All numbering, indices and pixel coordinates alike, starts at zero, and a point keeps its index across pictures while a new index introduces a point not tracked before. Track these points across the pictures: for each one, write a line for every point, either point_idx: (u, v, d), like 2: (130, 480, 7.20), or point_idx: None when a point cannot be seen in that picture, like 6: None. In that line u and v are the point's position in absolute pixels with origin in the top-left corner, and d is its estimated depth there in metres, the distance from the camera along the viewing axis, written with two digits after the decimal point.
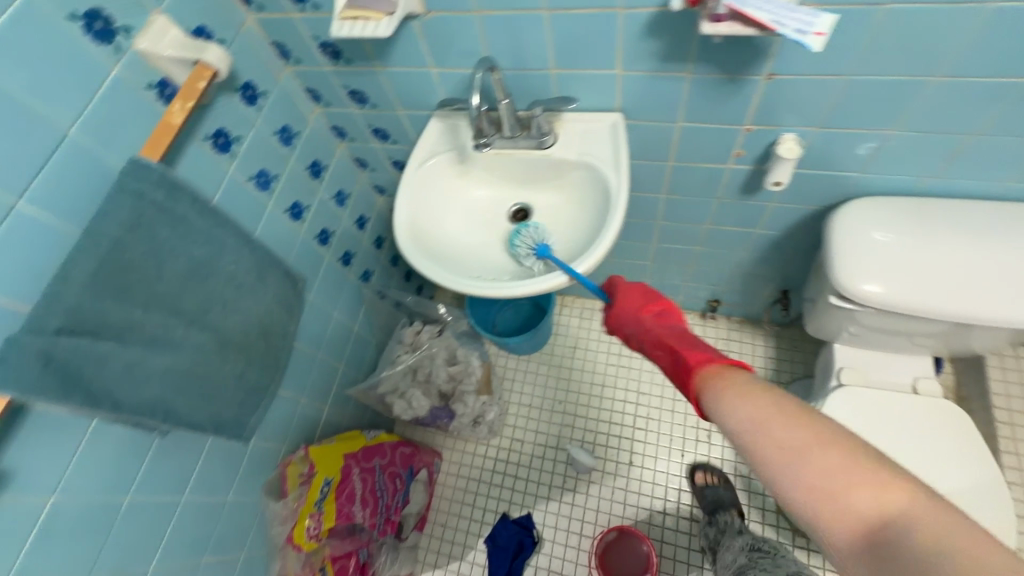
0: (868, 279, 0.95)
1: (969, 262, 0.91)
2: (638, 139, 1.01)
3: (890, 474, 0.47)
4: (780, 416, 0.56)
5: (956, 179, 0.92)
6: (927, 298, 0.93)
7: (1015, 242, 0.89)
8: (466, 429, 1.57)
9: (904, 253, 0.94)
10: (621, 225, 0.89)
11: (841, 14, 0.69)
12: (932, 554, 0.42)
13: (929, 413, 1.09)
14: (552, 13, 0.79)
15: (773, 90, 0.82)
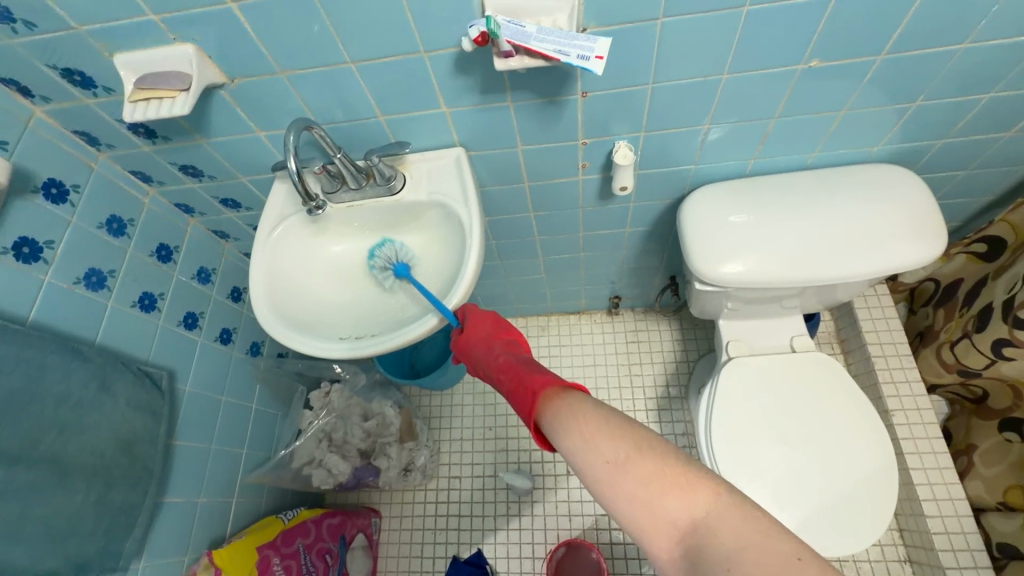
0: (722, 261, 1.01)
1: (802, 229, 1.00)
2: (488, 167, 1.02)
3: (698, 477, 0.50)
4: (604, 430, 0.55)
5: (776, 156, 1.01)
6: (775, 268, 1.00)
7: (833, 204, 0.99)
8: (398, 481, 1.51)
9: (748, 231, 1.01)
10: (481, 258, 0.89)
11: (625, 33, 0.73)
12: (732, 553, 0.45)
13: (809, 368, 1.18)
14: (360, 64, 0.78)
15: (591, 105, 0.86)
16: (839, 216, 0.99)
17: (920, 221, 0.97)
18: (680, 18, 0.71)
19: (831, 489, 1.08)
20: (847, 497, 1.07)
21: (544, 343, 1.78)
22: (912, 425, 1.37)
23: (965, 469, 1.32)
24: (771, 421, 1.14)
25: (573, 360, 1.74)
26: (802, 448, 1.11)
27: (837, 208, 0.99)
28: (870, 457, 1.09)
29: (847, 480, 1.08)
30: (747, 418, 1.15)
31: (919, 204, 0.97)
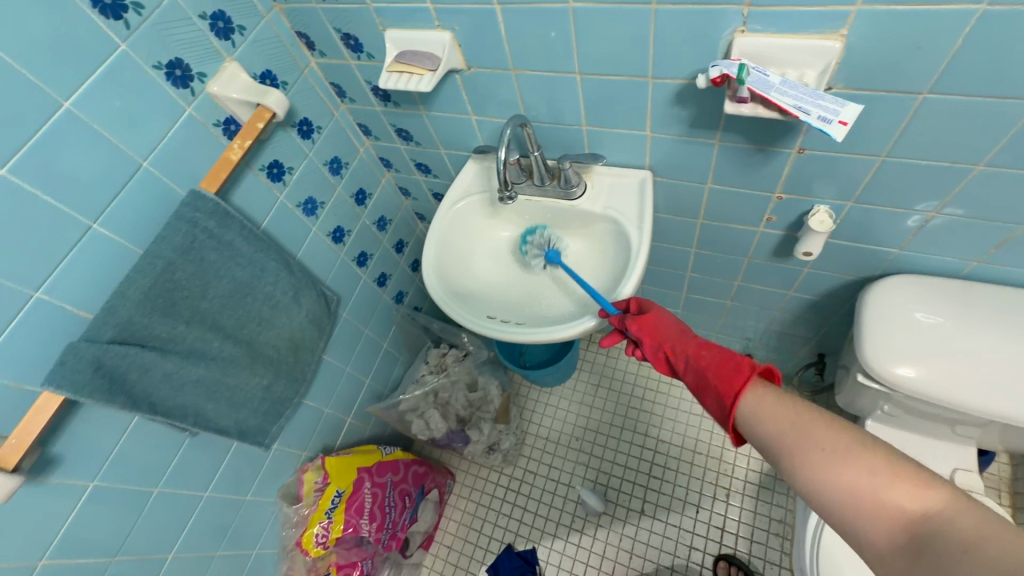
0: (901, 361, 0.90)
1: (1017, 356, 0.85)
2: (667, 195, 1.01)
3: (917, 471, 0.54)
4: (814, 420, 0.61)
5: (1007, 265, 0.87)
6: (966, 389, 0.86)
7: None
8: (480, 456, 1.59)
9: (943, 338, 0.89)
10: (638, 282, 0.90)
11: (875, 99, 0.68)
12: (973, 542, 0.48)
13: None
14: (585, 76, 0.82)
15: (803, 162, 0.81)
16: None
17: None
18: (947, 97, 0.64)
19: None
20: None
21: (654, 376, 1.74)
22: None
23: None
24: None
25: (680, 403, 1.68)
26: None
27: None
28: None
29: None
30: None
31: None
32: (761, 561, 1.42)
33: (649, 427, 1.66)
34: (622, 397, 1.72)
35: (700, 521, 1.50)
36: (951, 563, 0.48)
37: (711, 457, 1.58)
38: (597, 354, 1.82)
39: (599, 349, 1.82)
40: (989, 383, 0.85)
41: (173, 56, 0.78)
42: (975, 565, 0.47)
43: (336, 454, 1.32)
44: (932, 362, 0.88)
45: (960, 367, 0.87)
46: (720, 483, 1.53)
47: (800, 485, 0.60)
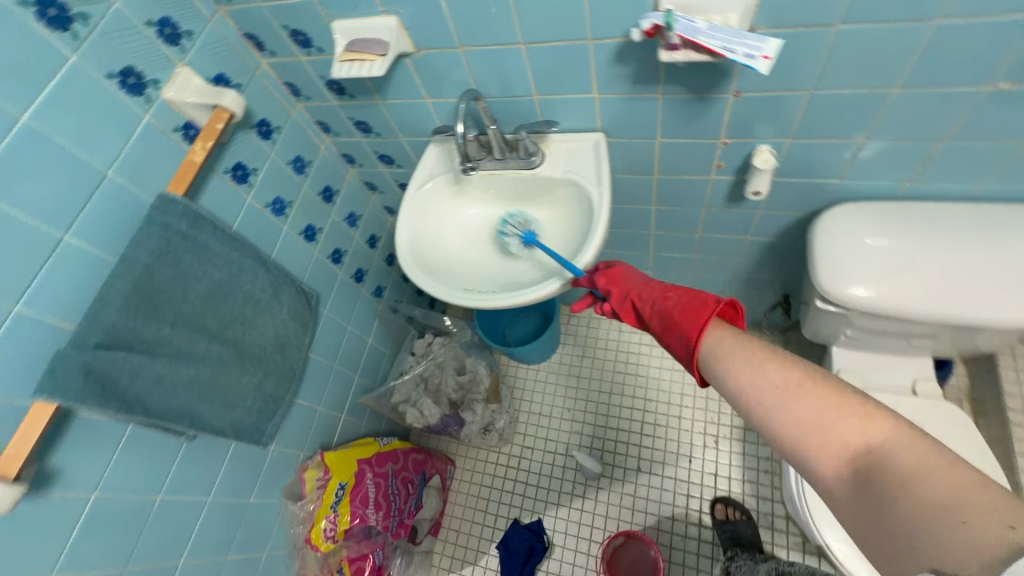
0: (854, 281, 0.96)
1: (952, 263, 0.93)
2: (622, 155, 1.06)
3: (869, 407, 0.60)
4: (774, 366, 0.67)
5: (935, 182, 0.95)
6: (913, 298, 0.94)
7: (997, 242, 0.91)
8: (477, 437, 1.62)
9: (887, 255, 0.96)
10: (604, 237, 0.95)
11: (795, 36, 0.74)
12: (912, 466, 0.53)
13: (929, 416, 1.09)
14: (529, 46, 0.86)
15: (741, 106, 0.87)
16: (1000, 255, 0.90)
17: None
18: (858, 26, 0.71)
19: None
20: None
21: (635, 340, 1.80)
22: None
23: None
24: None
25: (662, 362, 1.74)
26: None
27: (999, 247, 0.91)
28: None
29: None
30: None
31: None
32: (755, 498, 1.49)
33: (635, 388, 1.72)
34: (607, 364, 1.78)
35: (694, 469, 1.57)
36: (886, 486, 0.54)
37: (697, 409, 1.64)
38: (578, 326, 1.87)
39: (580, 321, 1.88)
40: (932, 291, 0.93)
41: (124, 65, 0.79)
42: (905, 487, 0.52)
43: (335, 450, 1.33)
44: (881, 278, 0.95)
45: (906, 279, 0.95)
46: (708, 432, 1.60)
47: (757, 425, 0.67)
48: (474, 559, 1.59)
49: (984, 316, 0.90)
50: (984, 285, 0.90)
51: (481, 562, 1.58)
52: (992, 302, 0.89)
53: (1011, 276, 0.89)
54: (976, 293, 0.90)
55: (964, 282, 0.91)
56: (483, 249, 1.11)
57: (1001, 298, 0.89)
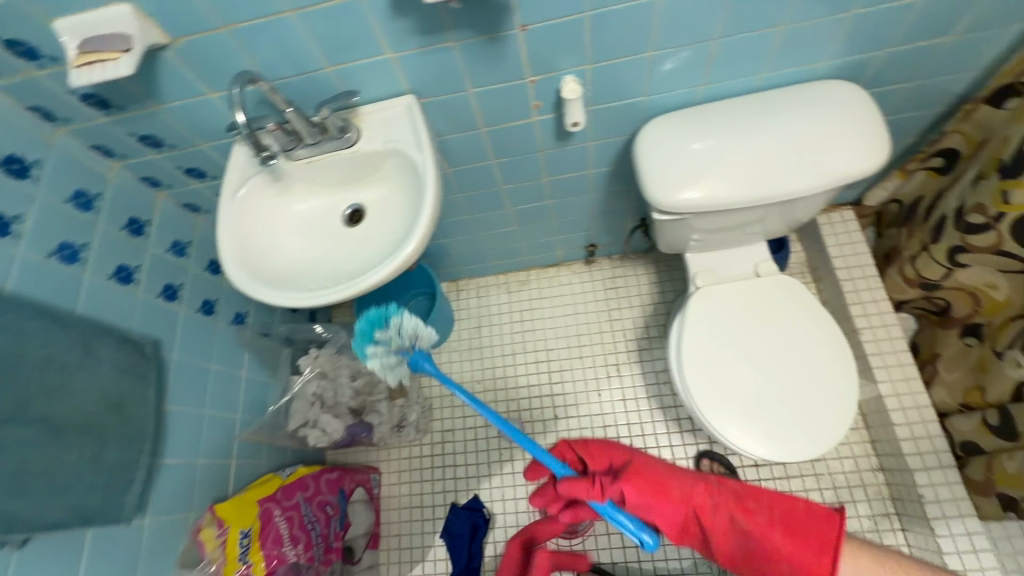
0: (681, 187, 1.03)
1: (752, 152, 1.02)
2: (444, 115, 1.04)
3: None
4: None
5: (723, 82, 1.03)
6: (733, 190, 1.03)
7: (781, 125, 1.01)
8: (392, 437, 1.58)
9: (700, 156, 1.04)
10: (438, 199, 0.92)
11: None
12: None
13: (772, 289, 1.21)
14: (298, 14, 0.79)
15: (532, 41, 0.88)
16: (788, 133, 1.02)
17: (864, 134, 1.00)
18: None
19: (796, 402, 1.13)
20: (811, 408, 1.12)
21: (525, 297, 1.82)
22: (880, 341, 1.43)
23: (930, 377, 1.37)
24: (736, 343, 1.18)
25: (554, 310, 1.78)
26: (765, 366, 1.15)
27: (785, 126, 1.02)
28: (830, 367, 1.14)
29: (811, 391, 1.13)
30: (714, 342, 1.19)
31: (863, 114, 1.01)
32: (661, 409, 1.60)
33: (535, 343, 1.75)
34: (505, 328, 1.79)
35: (605, 401, 1.64)
36: None
37: (595, 345, 1.71)
38: (469, 299, 1.87)
39: (469, 294, 1.87)
40: (746, 178, 1.03)
41: None
42: None
43: (228, 500, 1.20)
44: (705, 178, 1.03)
45: (723, 172, 1.03)
46: (609, 363, 1.68)
47: None
48: (421, 556, 1.55)
49: (779, 188, 1.03)
50: (781, 163, 1.02)
51: (429, 556, 1.55)
52: (783, 176, 1.03)
53: (798, 149, 1.02)
54: (776, 170, 1.02)
55: (765, 165, 1.02)
56: (327, 242, 1.04)
57: (792, 171, 1.02)
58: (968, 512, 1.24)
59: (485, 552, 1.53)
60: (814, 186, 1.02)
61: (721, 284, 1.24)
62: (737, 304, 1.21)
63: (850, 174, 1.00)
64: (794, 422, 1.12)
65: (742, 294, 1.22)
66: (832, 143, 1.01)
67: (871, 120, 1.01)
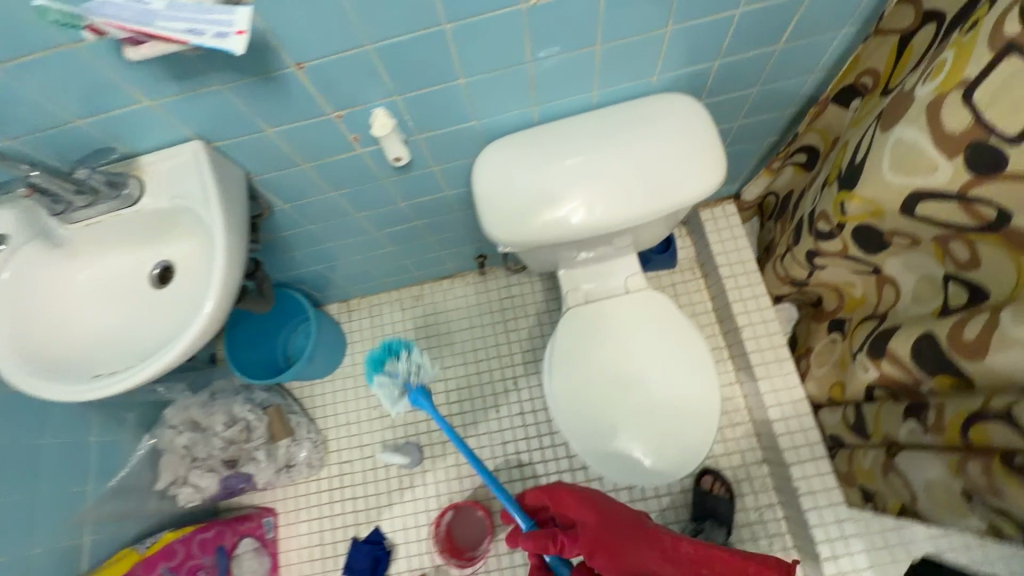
0: (524, 224, 0.98)
1: (590, 177, 0.96)
2: (251, 156, 0.92)
3: None
4: None
5: (556, 101, 0.95)
6: (581, 220, 0.98)
7: (618, 147, 0.96)
8: (280, 479, 1.49)
9: (538, 184, 0.97)
10: (232, 261, 0.82)
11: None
12: None
13: (639, 308, 1.20)
14: (5, 67, 0.67)
15: (316, 78, 0.77)
16: (633, 156, 0.96)
17: (700, 151, 0.95)
18: None
19: (661, 426, 1.12)
20: (676, 431, 1.12)
21: (420, 313, 1.74)
22: (760, 338, 1.44)
23: (805, 371, 1.39)
24: (603, 368, 1.16)
25: (450, 326, 1.71)
26: (631, 392, 1.14)
27: (628, 148, 0.96)
28: (698, 385, 1.14)
29: (677, 412, 1.13)
30: (583, 367, 1.17)
31: (707, 131, 0.96)
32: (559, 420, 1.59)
33: (433, 361, 1.69)
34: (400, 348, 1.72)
35: (504, 417, 1.61)
36: None
37: (493, 359, 1.66)
38: (362, 320, 1.77)
39: (362, 314, 1.77)
40: (591, 205, 0.97)
41: None
42: None
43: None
44: (547, 210, 0.97)
45: (567, 202, 0.97)
46: (507, 376, 1.64)
47: None
48: None
49: (628, 213, 0.98)
50: (626, 188, 0.96)
51: None
52: (632, 201, 0.97)
53: (645, 173, 0.96)
54: (623, 195, 0.96)
55: (611, 191, 0.96)
56: (131, 311, 0.92)
57: (641, 197, 0.97)
58: (837, 501, 1.29)
59: None
60: (658, 209, 0.97)
61: (592, 305, 1.21)
62: (606, 326, 1.19)
63: (696, 196, 0.97)
64: (659, 445, 1.11)
65: (611, 315, 1.20)
66: (677, 162, 0.95)
67: (713, 138, 0.96)
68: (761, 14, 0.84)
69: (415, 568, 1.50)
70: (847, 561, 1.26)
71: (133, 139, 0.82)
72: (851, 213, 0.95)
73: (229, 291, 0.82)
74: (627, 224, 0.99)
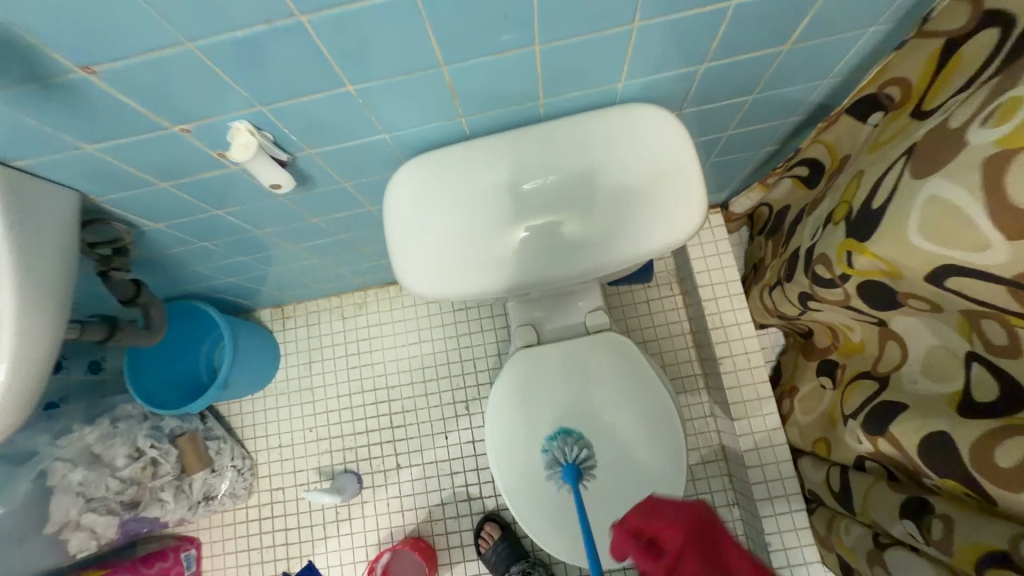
0: (450, 279, 0.79)
1: (529, 218, 0.76)
2: (80, 174, 0.70)
3: None
4: None
5: (486, 111, 0.74)
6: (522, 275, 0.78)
7: (568, 176, 0.75)
8: (201, 510, 1.35)
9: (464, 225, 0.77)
10: (34, 329, 0.61)
11: None
12: None
13: (603, 355, 1.02)
14: None
15: (127, 82, 0.56)
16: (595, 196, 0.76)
17: (672, 186, 0.75)
18: None
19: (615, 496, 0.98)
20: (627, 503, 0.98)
21: (362, 324, 1.54)
22: (740, 372, 1.27)
23: (787, 414, 1.23)
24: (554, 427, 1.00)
25: (396, 339, 1.52)
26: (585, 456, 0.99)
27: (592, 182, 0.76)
28: (659, 452, 0.99)
29: (632, 483, 0.99)
30: (531, 422, 1.01)
31: (690, 167, 0.76)
32: None
33: (376, 379, 1.50)
34: (340, 362, 1.53)
35: (454, 444, 1.44)
36: None
37: (443, 379, 1.48)
38: (298, 328, 1.57)
39: (298, 321, 1.57)
40: (537, 253, 0.78)
41: None
42: None
43: None
44: (481, 265, 0.78)
45: (506, 252, 0.78)
46: (457, 400, 1.46)
47: None
48: None
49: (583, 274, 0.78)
50: (583, 243, 0.77)
51: None
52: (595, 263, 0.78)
53: (612, 215, 0.76)
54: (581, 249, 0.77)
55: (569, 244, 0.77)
56: None
57: (602, 245, 0.77)
58: (813, 559, 1.17)
59: None
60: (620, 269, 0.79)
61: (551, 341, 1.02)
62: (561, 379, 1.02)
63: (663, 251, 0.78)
64: (611, 517, 0.98)
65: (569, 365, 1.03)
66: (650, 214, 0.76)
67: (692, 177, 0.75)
68: (757, 5, 0.62)
69: None
70: None
71: None
72: (859, 267, 0.76)
73: (31, 369, 0.61)
74: (585, 276, 0.79)
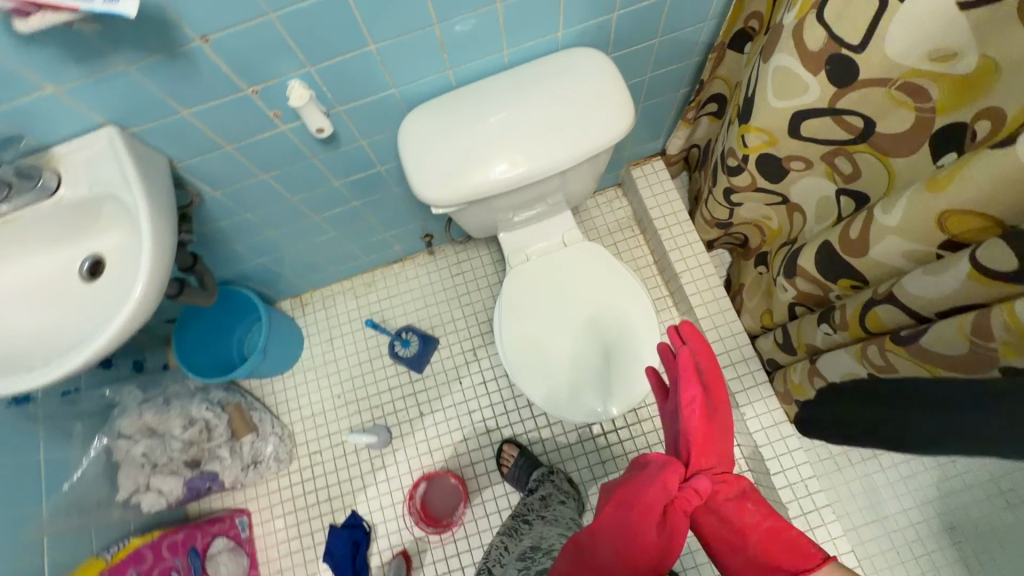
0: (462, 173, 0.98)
1: (507, 123, 0.99)
2: (178, 142, 0.93)
3: None
4: None
5: (524, 44, 1.01)
6: (582, 145, 0.99)
7: (526, 90, 1.00)
8: (248, 476, 1.48)
9: (468, 121, 1.00)
10: (159, 247, 0.84)
11: None
12: None
13: (579, 257, 1.30)
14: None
15: (223, 52, 0.80)
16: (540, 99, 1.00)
17: (610, 98, 0.99)
18: None
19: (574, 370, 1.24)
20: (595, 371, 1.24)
21: (373, 300, 1.74)
22: (697, 281, 1.55)
23: (739, 306, 1.50)
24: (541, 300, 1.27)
25: (406, 307, 1.73)
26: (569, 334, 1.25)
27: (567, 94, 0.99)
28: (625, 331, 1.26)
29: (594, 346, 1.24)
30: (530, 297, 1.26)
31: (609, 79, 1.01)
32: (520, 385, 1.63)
33: None
34: (356, 334, 1.71)
35: (468, 387, 1.64)
36: None
37: (450, 334, 1.69)
38: (315, 312, 1.74)
39: (315, 307, 1.75)
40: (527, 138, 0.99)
41: None
42: None
43: None
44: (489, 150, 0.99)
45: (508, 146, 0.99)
46: (465, 349, 1.67)
47: None
48: None
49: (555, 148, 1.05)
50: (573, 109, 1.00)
51: None
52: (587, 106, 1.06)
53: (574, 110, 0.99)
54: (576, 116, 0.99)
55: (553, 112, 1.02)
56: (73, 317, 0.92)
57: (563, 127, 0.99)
58: (780, 420, 1.40)
59: (372, 564, 1.52)
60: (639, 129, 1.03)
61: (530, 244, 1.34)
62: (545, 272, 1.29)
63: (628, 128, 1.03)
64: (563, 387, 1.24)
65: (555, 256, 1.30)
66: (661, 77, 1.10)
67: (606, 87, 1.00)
68: (642, 13, 1.02)
69: (395, 543, 1.52)
70: (794, 472, 1.37)
71: (56, 133, 0.84)
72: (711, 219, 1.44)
73: (154, 292, 0.84)
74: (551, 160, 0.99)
